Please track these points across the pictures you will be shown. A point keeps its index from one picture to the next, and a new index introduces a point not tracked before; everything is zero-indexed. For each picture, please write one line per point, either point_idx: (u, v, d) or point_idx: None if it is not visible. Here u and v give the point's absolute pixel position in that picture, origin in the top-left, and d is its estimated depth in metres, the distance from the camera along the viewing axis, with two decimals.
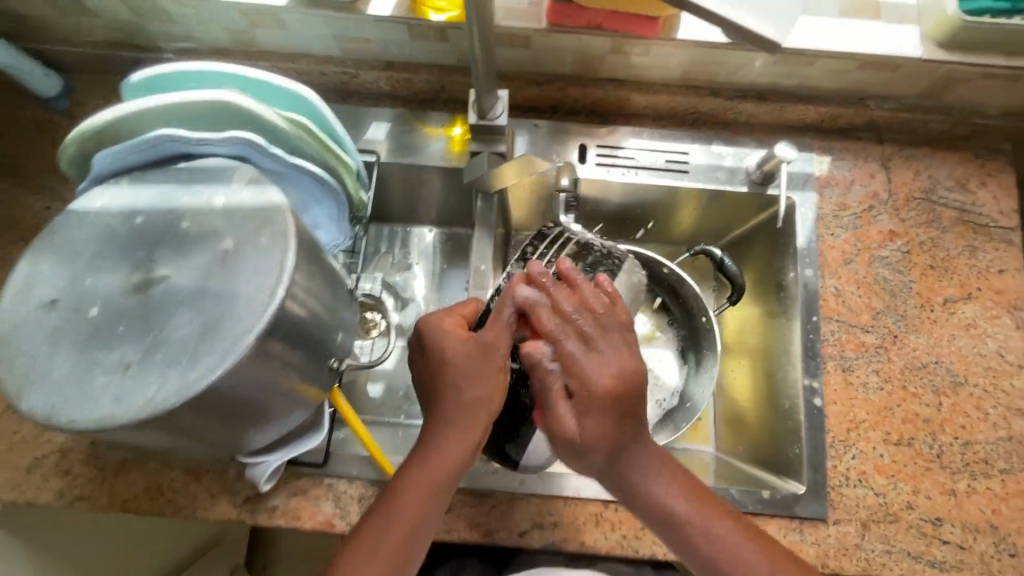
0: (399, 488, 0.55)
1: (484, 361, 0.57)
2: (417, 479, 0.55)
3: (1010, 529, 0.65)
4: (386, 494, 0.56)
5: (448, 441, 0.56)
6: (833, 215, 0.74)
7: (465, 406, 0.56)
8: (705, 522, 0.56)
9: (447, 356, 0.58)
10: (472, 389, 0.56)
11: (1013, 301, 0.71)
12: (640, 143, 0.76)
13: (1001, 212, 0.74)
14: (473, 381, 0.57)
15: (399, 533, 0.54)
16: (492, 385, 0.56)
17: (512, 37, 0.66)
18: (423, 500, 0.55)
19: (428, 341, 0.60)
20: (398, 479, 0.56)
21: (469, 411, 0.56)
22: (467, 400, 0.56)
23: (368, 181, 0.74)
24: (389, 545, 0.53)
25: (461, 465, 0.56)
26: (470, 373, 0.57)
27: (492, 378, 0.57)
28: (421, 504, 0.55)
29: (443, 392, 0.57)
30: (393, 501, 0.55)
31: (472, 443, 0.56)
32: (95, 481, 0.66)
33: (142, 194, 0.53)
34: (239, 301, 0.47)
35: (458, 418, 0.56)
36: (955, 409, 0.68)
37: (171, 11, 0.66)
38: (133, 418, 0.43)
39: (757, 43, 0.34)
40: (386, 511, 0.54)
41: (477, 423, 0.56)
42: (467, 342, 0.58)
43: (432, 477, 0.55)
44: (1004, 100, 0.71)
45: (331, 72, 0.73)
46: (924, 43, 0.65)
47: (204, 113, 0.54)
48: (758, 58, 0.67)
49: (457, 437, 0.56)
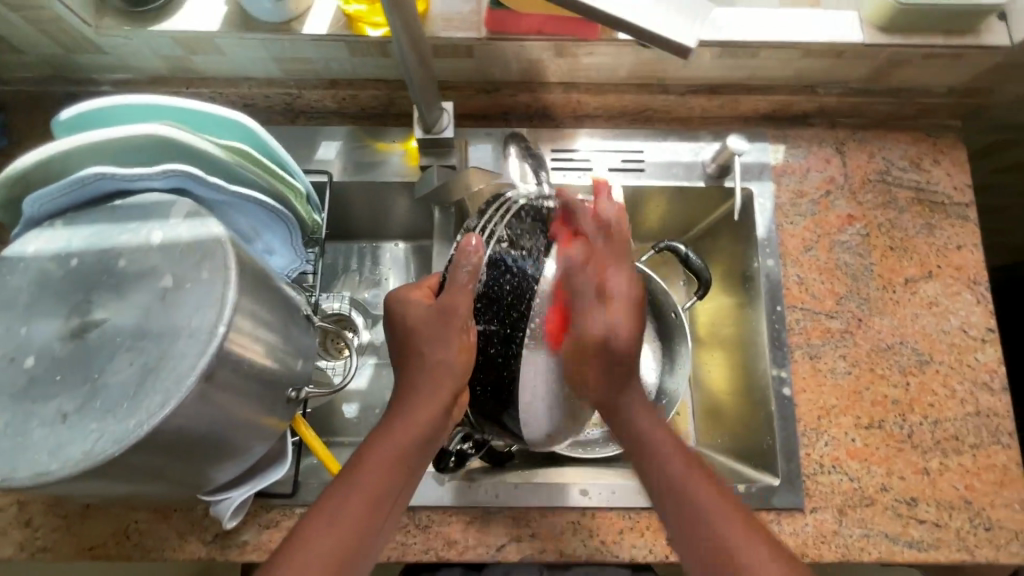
0: (366, 454, 0.54)
1: (443, 324, 0.55)
2: (383, 449, 0.54)
3: (984, 503, 0.65)
4: (353, 462, 0.54)
5: (414, 407, 0.55)
6: (790, 203, 0.74)
7: (431, 368, 0.55)
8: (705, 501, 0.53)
9: (410, 326, 0.57)
10: (437, 351, 0.55)
11: (973, 276, 0.72)
12: (593, 145, 0.75)
13: (955, 188, 0.74)
14: (436, 345, 0.55)
15: (362, 501, 0.52)
16: (456, 345, 0.55)
17: (454, 48, 0.65)
18: (390, 469, 0.54)
19: (391, 316, 0.59)
20: (365, 450, 0.54)
21: (435, 373, 0.55)
22: (431, 363, 0.55)
23: (320, 203, 0.73)
24: (351, 518, 0.51)
25: (428, 433, 0.55)
26: (433, 336, 0.55)
27: (454, 339, 0.55)
28: (386, 472, 0.53)
29: (408, 361, 0.57)
30: (362, 467, 0.53)
31: (440, 406, 0.55)
32: (60, 530, 0.64)
33: (77, 234, 0.51)
34: (180, 338, 0.46)
35: (424, 381, 0.55)
36: (922, 388, 0.69)
37: (103, 44, 0.65)
38: (73, 470, 0.42)
39: (670, 48, 0.32)
40: (350, 481, 0.53)
41: (440, 387, 0.55)
42: (427, 308, 0.56)
43: (399, 444, 0.54)
44: (948, 79, 0.72)
45: (276, 94, 0.72)
46: (864, 28, 0.65)
47: (137, 147, 0.52)
48: (702, 52, 0.67)
49: (423, 403, 0.55)
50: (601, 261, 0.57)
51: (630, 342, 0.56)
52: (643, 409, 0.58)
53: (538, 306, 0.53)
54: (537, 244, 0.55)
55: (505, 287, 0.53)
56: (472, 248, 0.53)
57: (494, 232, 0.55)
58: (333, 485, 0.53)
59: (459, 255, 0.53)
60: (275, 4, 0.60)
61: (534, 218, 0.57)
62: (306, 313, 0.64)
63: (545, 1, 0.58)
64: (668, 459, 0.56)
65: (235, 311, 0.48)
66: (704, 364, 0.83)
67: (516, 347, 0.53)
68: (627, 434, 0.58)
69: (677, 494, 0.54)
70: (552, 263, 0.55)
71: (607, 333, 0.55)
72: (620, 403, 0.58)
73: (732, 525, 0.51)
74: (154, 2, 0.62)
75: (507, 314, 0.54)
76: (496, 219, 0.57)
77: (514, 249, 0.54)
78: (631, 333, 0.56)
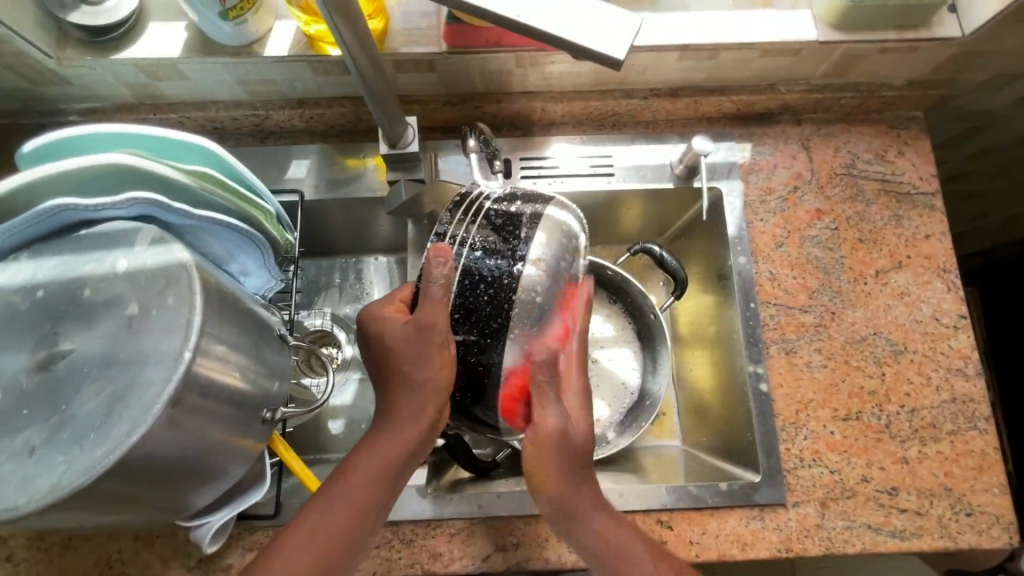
0: (351, 472, 0.54)
1: (421, 343, 0.52)
2: (368, 464, 0.54)
3: (964, 489, 0.66)
4: (337, 475, 0.55)
5: (399, 428, 0.54)
6: (759, 200, 0.75)
7: (414, 389, 0.53)
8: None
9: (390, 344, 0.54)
10: (419, 371, 0.53)
11: (943, 265, 0.73)
12: (563, 151, 0.76)
13: (920, 178, 0.75)
14: (417, 364, 0.53)
15: (346, 514, 0.52)
16: (437, 363, 0.52)
17: (416, 64, 0.66)
18: (376, 483, 0.54)
19: (369, 331, 0.56)
20: (349, 462, 0.55)
21: (419, 394, 0.53)
22: (416, 381, 0.53)
23: (292, 222, 0.73)
24: (330, 533, 0.52)
25: (414, 449, 0.55)
26: (413, 356, 0.53)
27: (434, 358, 0.52)
28: (370, 487, 0.54)
29: (392, 379, 0.55)
30: (345, 481, 0.54)
31: (426, 422, 0.54)
32: (42, 564, 0.64)
33: (42, 266, 0.51)
34: (147, 366, 0.46)
35: (412, 399, 0.54)
36: (898, 377, 0.69)
37: (66, 75, 0.65)
38: (40, 504, 0.42)
39: (598, 60, 0.33)
40: (333, 492, 0.53)
41: (426, 404, 0.54)
42: (406, 325, 0.53)
43: (384, 462, 0.54)
44: (907, 72, 0.73)
45: (244, 116, 0.73)
46: (818, 26, 0.66)
47: (99, 176, 0.52)
48: (662, 57, 0.68)
49: (409, 420, 0.54)
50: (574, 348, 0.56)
51: (585, 437, 0.56)
52: (592, 505, 0.56)
53: (518, 316, 0.51)
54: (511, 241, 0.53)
55: (482, 297, 0.51)
56: (443, 261, 0.51)
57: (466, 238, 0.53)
58: (316, 499, 0.53)
59: (429, 268, 0.51)
60: (234, 28, 0.61)
61: (505, 219, 0.54)
62: (280, 332, 0.64)
63: (474, 14, 0.59)
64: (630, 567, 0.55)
65: (203, 336, 0.48)
66: (688, 363, 0.83)
67: (498, 358, 0.52)
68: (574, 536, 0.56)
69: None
70: (531, 270, 0.51)
71: (566, 429, 0.54)
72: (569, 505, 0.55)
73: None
74: (115, 31, 0.63)
75: (486, 324, 0.52)
76: (467, 223, 0.54)
77: (487, 256, 0.52)
78: (587, 432, 0.56)
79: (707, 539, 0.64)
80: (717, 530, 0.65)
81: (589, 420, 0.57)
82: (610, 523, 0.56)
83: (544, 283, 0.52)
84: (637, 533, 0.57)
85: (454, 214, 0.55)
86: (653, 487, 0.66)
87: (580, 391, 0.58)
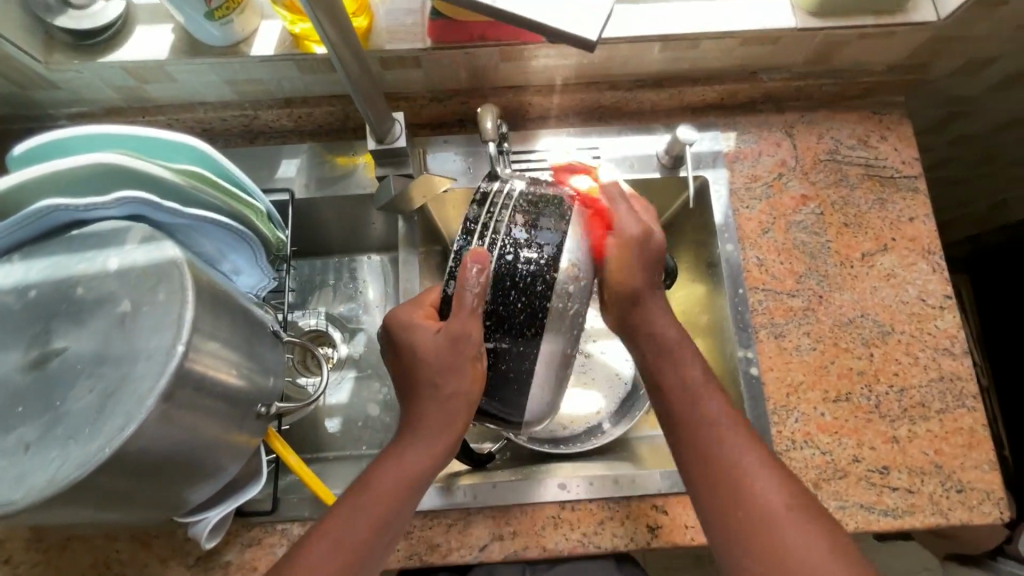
0: (376, 482, 0.56)
1: (455, 354, 0.54)
2: (392, 475, 0.57)
3: (954, 467, 0.67)
4: (361, 484, 0.57)
5: (428, 437, 0.57)
6: (745, 187, 0.76)
7: (445, 400, 0.56)
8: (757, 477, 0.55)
9: (419, 354, 0.57)
10: (448, 383, 0.56)
11: (928, 246, 0.74)
12: (550, 144, 0.77)
13: (903, 162, 0.76)
14: (450, 374, 0.55)
15: (369, 523, 0.55)
16: (469, 376, 0.55)
17: (401, 60, 0.67)
18: (399, 494, 0.56)
19: (397, 337, 0.58)
20: (373, 472, 0.57)
21: (450, 405, 0.56)
22: (444, 394, 0.56)
23: (284, 220, 0.74)
24: (357, 537, 0.54)
25: (436, 461, 0.58)
26: (445, 369, 0.55)
27: (466, 370, 0.55)
28: (393, 496, 0.56)
29: (420, 391, 0.58)
30: (370, 490, 0.56)
31: (449, 434, 0.57)
32: (40, 565, 0.64)
33: (33, 267, 0.51)
34: (139, 361, 0.46)
35: (439, 411, 0.57)
36: (886, 357, 0.70)
37: (55, 79, 0.66)
38: (36, 498, 0.42)
39: (574, 43, 0.34)
40: (358, 503, 0.55)
41: (451, 421, 0.57)
42: (437, 335, 0.55)
43: (409, 473, 0.57)
44: (885, 58, 0.74)
45: (232, 117, 0.74)
46: (796, 13, 0.67)
47: (90, 177, 0.52)
48: (644, 48, 0.69)
49: (435, 433, 0.57)
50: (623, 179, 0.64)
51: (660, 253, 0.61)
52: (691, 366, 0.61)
53: (551, 323, 0.55)
54: (543, 245, 0.55)
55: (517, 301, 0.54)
56: (479, 267, 0.53)
57: (497, 242, 0.54)
58: (342, 504, 0.56)
59: (464, 276, 0.53)
60: (221, 29, 0.61)
61: (536, 225, 0.55)
62: (273, 329, 0.65)
63: (460, 7, 0.60)
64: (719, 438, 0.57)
65: (194, 331, 0.48)
66: None
67: (528, 364, 0.55)
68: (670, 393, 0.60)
69: (725, 475, 0.55)
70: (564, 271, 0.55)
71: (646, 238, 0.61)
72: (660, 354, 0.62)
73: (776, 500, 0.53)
74: (102, 35, 0.64)
75: (519, 331, 0.54)
76: (498, 228, 0.55)
77: (520, 261, 0.54)
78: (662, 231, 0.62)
79: None
80: None
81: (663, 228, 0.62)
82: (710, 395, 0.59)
83: (575, 284, 0.55)
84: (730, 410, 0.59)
85: (483, 217, 0.56)
86: (647, 473, 0.67)
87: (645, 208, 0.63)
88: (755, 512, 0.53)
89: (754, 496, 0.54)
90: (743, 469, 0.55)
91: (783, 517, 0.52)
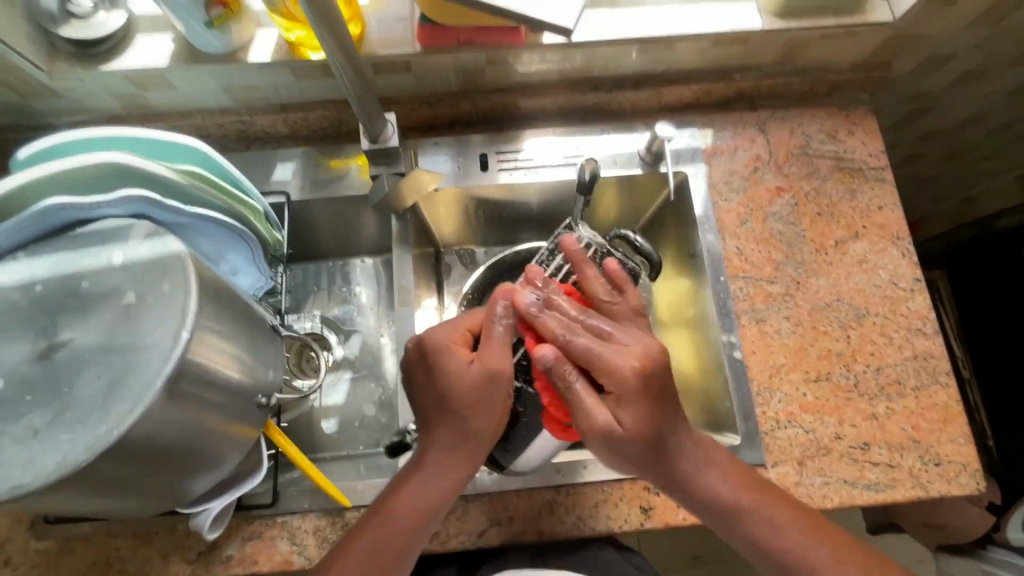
0: (398, 509, 0.57)
1: (489, 389, 0.59)
2: (412, 503, 0.58)
3: (931, 441, 0.69)
4: (384, 509, 0.58)
5: (449, 466, 0.59)
6: (723, 181, 0.80)
7: (470, 433, 0.59)
8: (793, 534, 0.59)
9: (448, 382, 0.59)
10: (473, 415, 0.59)
11: (897, 233, 0.77)
12: (537, 144, 0.81)
13: (870, 155, 0.81)
14: (481, 411, 0.59)
15: (396, 545, 0.57)
16: (495, 417, 0.60)
17: (393, 65, 0.71)
18: (421, 519, 0.58)
19: (432, 357, 0.61)
20: (396, 497, 0.58)
21: (474, 440, 0.60)
22: (469, 429, 0.59)
23: (280, 221, 0.76)
24: (383, 558, 0.57)
25: (450, 493, 0.59)
26: (477, 404, 0.59)
27: (494, 409, 0.60)
28: (414, 521, 0.57)
29: (447, 420, 0.59)
30: (393, 516, 0.57)
31: (470, 469, 0.60)
32: (42, 564, 0.66)
33: (39, 263, 0.52)
34: (145, 350, 0.48)
35: (462, 444, 0.59)
36: (863, 339, 0.73)
37: (58, 88, 0.69)
38: (46, 480, 0.44)
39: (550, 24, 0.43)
40: (383, 527, 0.57)
41: (473, 455, 0.60)
42: (472, 364, 0.59)
43: (429, 500, 0.58)
44: (849, 56, 0.79)
45: (229, 123, 0.77)
46: (762, 15, 0.72)
47: (95, 177, 0.54)
48: (623, 51, 0.74)
49: (457, 466, 0.59)
50: (592, 313, 0.61)
51: (636, 433, 0.57)
52: (694, 464, 0.59)
53: None
54: None
55: None
56: (507, 304, 0.61)
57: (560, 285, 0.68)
58: (372, 523, 0.58)
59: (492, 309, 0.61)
60: (219, 37, 0.64)
61: None
62: (273, 323, 0.67)
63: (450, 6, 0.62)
64: (739, 523, 0.59)
65: (198, 320, 0.50)
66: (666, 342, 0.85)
67: None
68: (693, 499, 0.60)
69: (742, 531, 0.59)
70: None
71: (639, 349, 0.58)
72: (671, 473, 0.59)
73: (811, 550, 0.58)
74: (104, 44, 0.66)
75: None
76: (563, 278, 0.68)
77: None
78: (637, 417, 0.57)
79: None
80: None
81: (644, 399, 0.56)
82: (727, 485, 0.60)
83: None
84: (757, 485, 0.61)
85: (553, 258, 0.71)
86: None
87: (628, 341, 0.59)
88: (801, 569, 0.58)
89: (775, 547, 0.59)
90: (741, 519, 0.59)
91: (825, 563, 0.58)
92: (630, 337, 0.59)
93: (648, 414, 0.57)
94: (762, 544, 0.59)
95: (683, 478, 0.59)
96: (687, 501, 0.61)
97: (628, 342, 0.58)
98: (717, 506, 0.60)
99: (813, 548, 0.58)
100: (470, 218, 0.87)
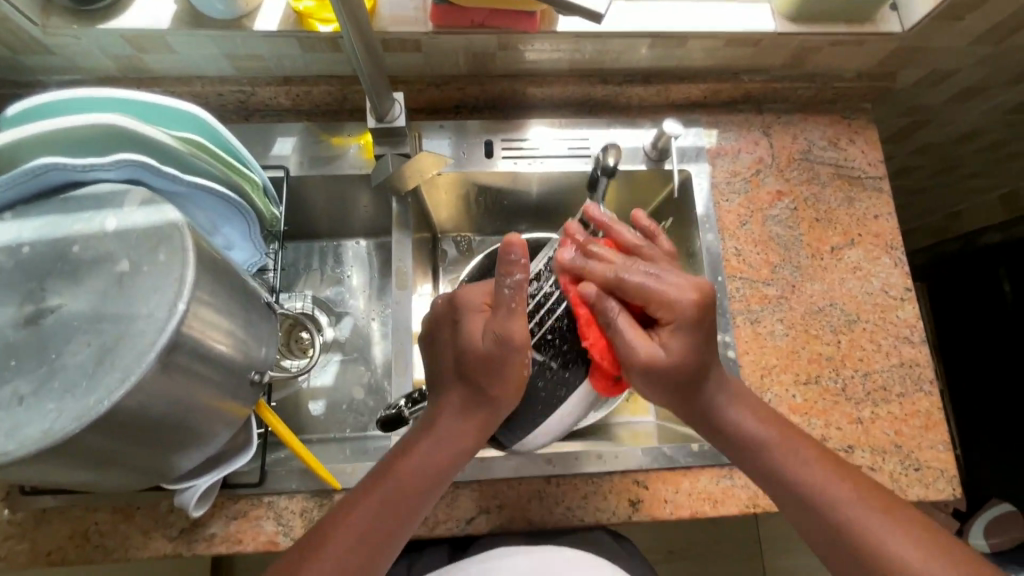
0: (402, 474, 0.56)
1: (503, 355, 0.55)
2: (417, 469, 0.57)
3: (912, 447, 0.71)
4: (388, 476, 0.56)
5: (458, 432, 0.58)
6: (726, 181, 0.80)
7: (485, 398, 0.58)
8: (834, 485, 0.56)
9: (464, 340, 0.58)
10: (491, 384, 0.57)
11: (890, 242, 0.79)
12: (543, 133, 0.80)
13: (869, 164, 0.82)
14: (494, 380, 0.57)
15: (393, 516, 0.55)
16: (512, 379, 0.56)
17: (403, 43, 0.69)
18: (426, 484, 0.57)
19: (458, 314, 0.60)
20: (400, 463, 0.57)
21: (488, 407, 0.58)
22: (487, 394, 0.58)
23: (278, 197, 0.75)
24: (380, 530, 0.54)
25: (458, 460, 0.59)
26: (489, 372, 0.56)
27: (511, 372, 0.56)
28: (417, 489, 0.56)
29: (465, 383, 0.58)
30: (398, 482, 0.56)
31: (480, 438, 0.59)
32: (16, 537, 0.64)
33: (27, 225, 0.50)
34: (138, 320, 0.46)
35: (477, 411, 0.58)
36: (852, 344, 0.75)
37: (50, 44, 0.66)
38: (32, 449, 0.42)
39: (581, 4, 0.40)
40: (385, 494, 0.55)
41: (486, 421, 0.59)
42: (484, 333, 0.57)
43: (435, 467, 0.57)
44: (855, 65, 0.80)
45: (229, 92, 0.75)
46: (777, 18, 0.72)
47: (88, 138, 0.52)
48: (636, 44, 0.74)
49: (468, 433, 0.58)
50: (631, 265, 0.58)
51: (687, 367, 0.57)
52: (727, 398, 0.60)
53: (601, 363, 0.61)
54: None
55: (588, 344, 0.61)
56: (519, 255, 0.54)
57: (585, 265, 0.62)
58: (371, 490, 0.56)
59: (501, 264, 0.54)
60: (225, 3, 0.63)
61: None
62: (268, 299, 0.66)
63: None
64: (775, 462, 0.58)
65: (195, 292, 0.49)
66: None
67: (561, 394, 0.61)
68: (721, 432, 0.61)
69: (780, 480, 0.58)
70: None
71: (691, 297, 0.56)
72: (702, 402, 0.60)
73: (862, 512, 0.54)
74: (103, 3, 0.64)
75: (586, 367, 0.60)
76: None
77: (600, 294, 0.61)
78: (684, 351, 0.56)
79: (681, 497, 0.68)
80: (689, 488, 0.68)
81: (693, 334, 0.57)
82: (757, 422, 0.60)
83: None
84: (779, 420, 0.60)
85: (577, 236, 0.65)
86: (631, 450, 0.69)
87: (673, 289, 0.57)
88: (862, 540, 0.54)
89: (820, 492, 0.56)
90: (770, 453, 0.59)
91: (856, 511, 0.55)
92: (674, 280, 0.57)
93: (696, 350, 0.57)
94: (796, 484, 0.57)
95: (712, 407, 0.60)
96: (716, 433, 0.61)
97: (677, 287, 0.57)
98: (750, 442, 0.59)
99: (851, 500, 0.55)
100: (469, 205, 0.86)
